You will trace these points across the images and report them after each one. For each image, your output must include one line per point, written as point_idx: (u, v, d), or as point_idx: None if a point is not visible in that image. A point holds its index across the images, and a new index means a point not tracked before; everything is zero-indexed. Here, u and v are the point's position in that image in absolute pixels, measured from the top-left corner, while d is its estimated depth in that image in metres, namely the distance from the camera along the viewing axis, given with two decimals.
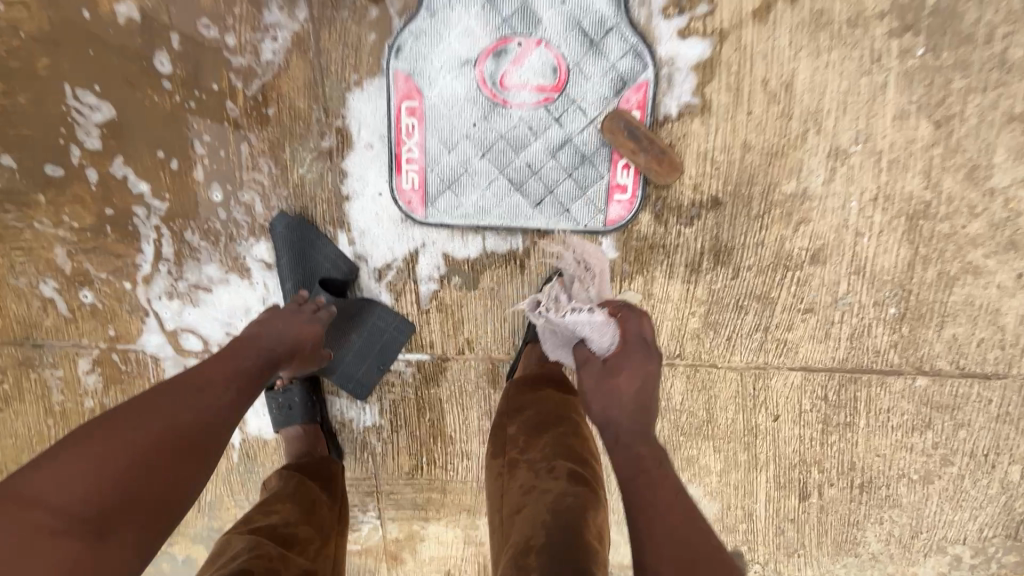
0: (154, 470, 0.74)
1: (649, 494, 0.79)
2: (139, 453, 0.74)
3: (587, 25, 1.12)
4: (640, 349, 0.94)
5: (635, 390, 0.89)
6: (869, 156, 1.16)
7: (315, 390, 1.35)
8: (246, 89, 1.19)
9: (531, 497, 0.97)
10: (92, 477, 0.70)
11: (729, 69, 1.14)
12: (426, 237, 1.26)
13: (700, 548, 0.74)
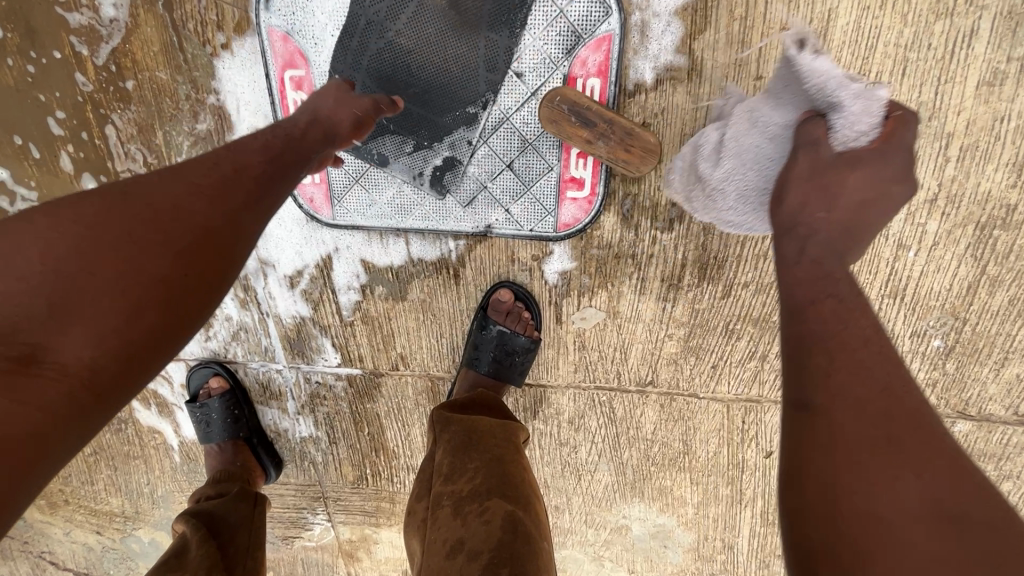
0: (139, 266, 0.52)
1: (846, 387, 0.47)
2: (143, 275, 0.52)
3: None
4: (906, 149, 0.61)
5: (859, 198, 0.58)
6: (932, 140, 0.82)
7: (239, 405, 1.21)
8: (94, 57, 0.93)
9: (456, 566, 0.69)
10: (57, 274, 0.49)
11: (732, 13, 0.78)
12: (338, 241, 1.03)
13: (945, 474, 0.43)
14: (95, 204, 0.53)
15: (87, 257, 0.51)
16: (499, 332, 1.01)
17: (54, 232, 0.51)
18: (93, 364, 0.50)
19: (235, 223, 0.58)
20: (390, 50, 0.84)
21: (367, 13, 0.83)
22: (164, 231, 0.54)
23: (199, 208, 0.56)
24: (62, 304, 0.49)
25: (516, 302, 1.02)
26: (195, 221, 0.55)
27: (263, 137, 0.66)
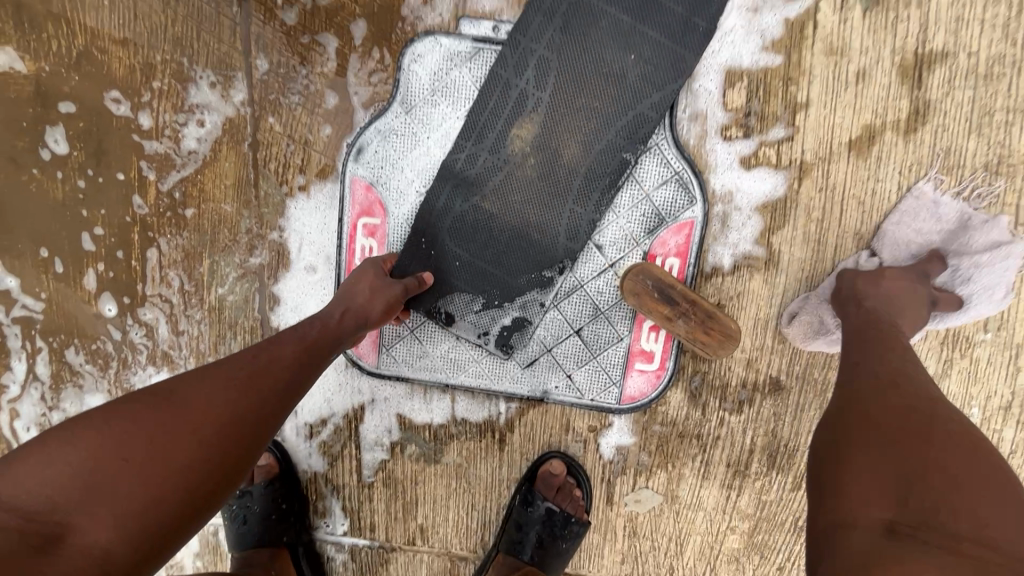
0: (169, 455, 0.55)
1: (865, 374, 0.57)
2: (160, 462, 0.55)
3: (618, 139, 0.81)
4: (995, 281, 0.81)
5: (897, 287, 0.72)
6: (1002, 349, 0.82)
7: (289, 498, 0.96)
8: (159, 182, 0.90)
9: None
10: (95, 469, 0.53)
11: (813, 216, 0.82)
12: (376, 391, 0.94)
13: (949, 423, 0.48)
14: (135, 404, 0.57)
15: (122, 450, 0.54)
16: (546, 509, 0.90)
17: (103, 428, 0.55)
18: (106, 549, 0.51)
19: (266, 405, 0.62)
20: (473, 212, 0.84)
21: (455, 176, 0.84)
22: (197, 422, 0.57)
23: (235, 398, 0.60)
24: (95, 489, 0.52)
25: (567, 477, 0.92)
26: (225, 414, 0.59)
27: (307, 327, 0.71)
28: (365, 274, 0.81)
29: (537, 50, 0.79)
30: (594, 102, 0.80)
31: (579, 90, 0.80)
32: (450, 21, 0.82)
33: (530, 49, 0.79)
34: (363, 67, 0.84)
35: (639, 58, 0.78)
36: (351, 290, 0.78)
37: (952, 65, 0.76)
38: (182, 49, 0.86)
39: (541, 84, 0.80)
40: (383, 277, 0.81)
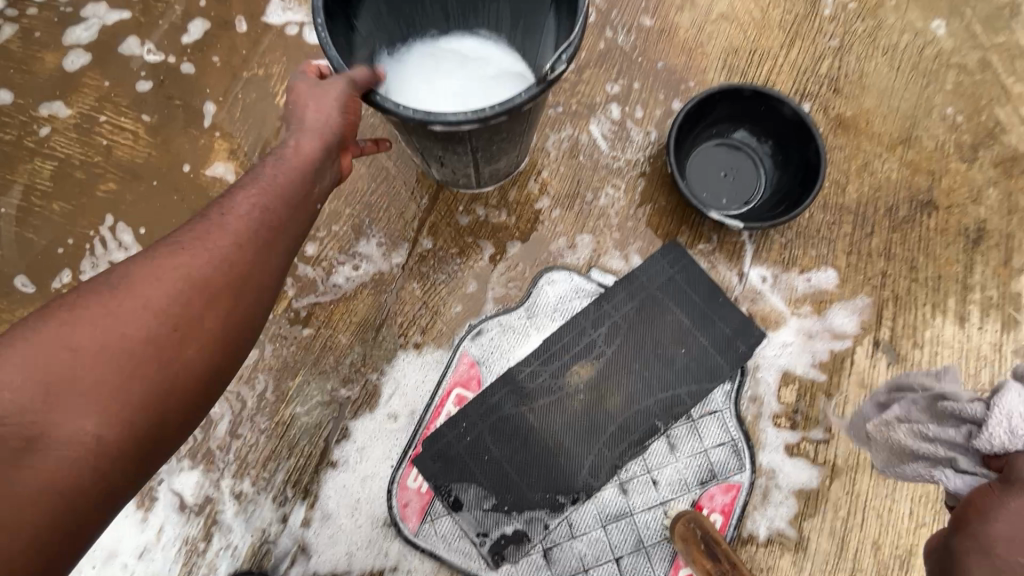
0: (161, 358, 0.57)
1: None
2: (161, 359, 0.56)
3: (687, 398, 0.97)
4: None
5: None
6: None
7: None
8: (294, 298, 1.02)
9: None
10: (50, 363, 0.52)
11: (838, 515, 0.94)
12: (402, 559, 0.92)
13: None
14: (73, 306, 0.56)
15: (73, 342, 0.54)
16: None
17: (80, 327, 0.55)
18: (99, 437, 0.52)
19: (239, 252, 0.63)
20: (553, 419, 0.95)
21: (547, 383, 0.97)
22: (152, 295, 0.58)
23: (200, 254, 0.61)
24: (57, 382, 0.52)
25: None
26: (168, 294, 0.58)
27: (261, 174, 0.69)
28: (301, 152, 0.69)
29: (638, 312, 1.00)
30: (673, 364, 0.98)
31: (664, 351, 0.98)
32: (582, 264, 1.04)
33: (634, 308, 1.00)
34: (504, 273, 1.03)
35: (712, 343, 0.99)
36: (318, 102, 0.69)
37: None
38: (367, 210, 1.06)
39: (635, 337, 0.99)
40: (323, 127, 0.70)
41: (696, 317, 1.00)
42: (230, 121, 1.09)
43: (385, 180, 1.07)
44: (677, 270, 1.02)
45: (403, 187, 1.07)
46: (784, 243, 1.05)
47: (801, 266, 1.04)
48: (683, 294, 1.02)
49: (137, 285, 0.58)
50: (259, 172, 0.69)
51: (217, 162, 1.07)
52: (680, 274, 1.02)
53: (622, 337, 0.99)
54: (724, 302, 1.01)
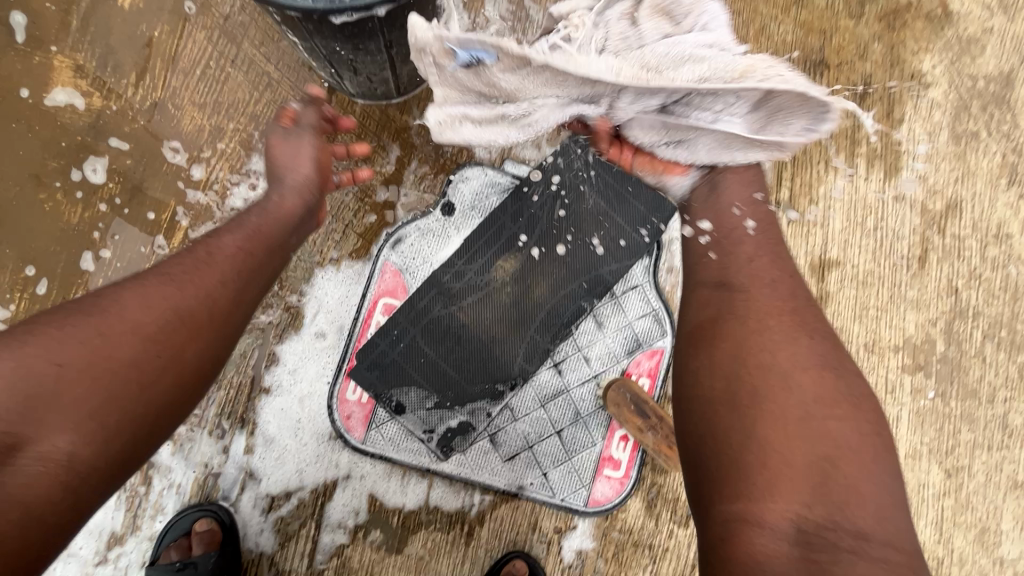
0: (121, 400, 0.53)
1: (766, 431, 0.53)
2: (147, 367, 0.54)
3: (609, 277, 0.99)
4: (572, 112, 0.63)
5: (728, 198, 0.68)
6: None
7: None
8: (190, 227, 0.94)
9: None
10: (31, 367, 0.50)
11: None
12: (353, 467, 0.94)
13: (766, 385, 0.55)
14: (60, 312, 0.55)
15: (40, 356, 0.51)
16: None
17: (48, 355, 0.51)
18: (73, 453, 0.50)
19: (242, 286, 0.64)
20: (484, 313, 0.95)
21: (474, 281, 0.96)
22: (120, 309, 0.56)
23: (172, 282, 0.60)
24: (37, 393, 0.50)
25: None
26: (159, 319, 0.56)
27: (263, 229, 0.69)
28: (284, 205, 0.73)
29: (552, 201, 0.99)
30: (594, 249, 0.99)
31: (583, 237, 0.99)
32: (494, 156, 1.02)
33: (549, 197, 0.99)
34: (417, 171, 0.99)
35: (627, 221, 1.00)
36: (297, 165, 0.75)
37: (844, 269, 1.07)
38: (255, 122, 0.96)
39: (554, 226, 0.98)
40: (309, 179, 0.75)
41: (610, 196, 0.99)
42: (64, 31, 0.93)
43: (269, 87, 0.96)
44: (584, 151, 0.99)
45: (291, 95, 0.96)
46: None
47: None
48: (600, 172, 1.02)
49: (116, 302, 0.56)
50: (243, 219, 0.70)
51: (63, 84, 0.93)
52: (588, 156, 0.98)
53: (542, 227, 0.98)
54: (632, 180, 0.99)
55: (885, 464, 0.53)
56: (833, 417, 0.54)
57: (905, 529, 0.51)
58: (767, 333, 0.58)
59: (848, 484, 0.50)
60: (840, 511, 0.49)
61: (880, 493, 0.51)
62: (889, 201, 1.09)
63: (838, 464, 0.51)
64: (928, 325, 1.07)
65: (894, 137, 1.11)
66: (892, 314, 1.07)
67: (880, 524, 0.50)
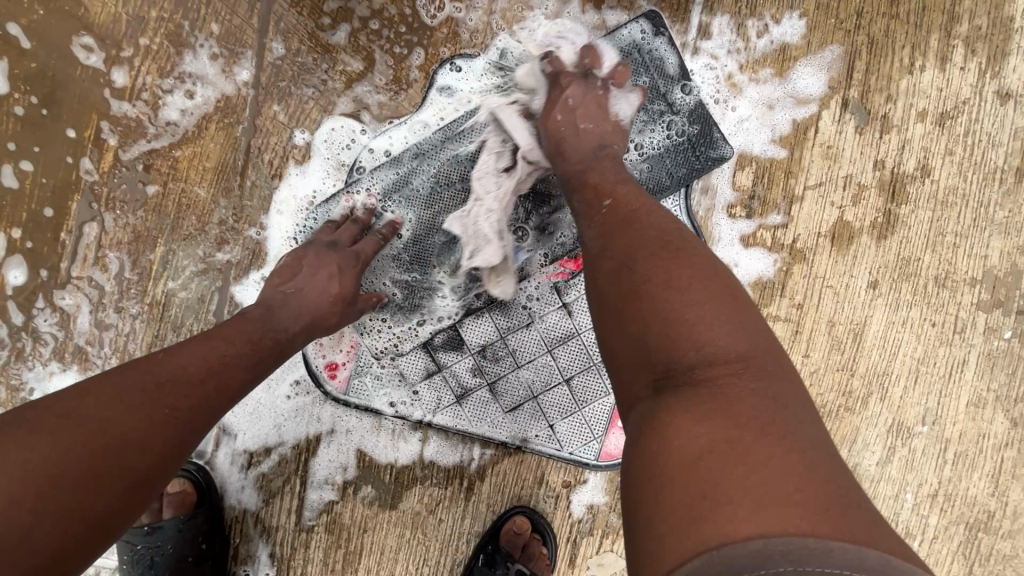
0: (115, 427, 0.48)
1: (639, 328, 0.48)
2: (142, 399, 0.51)
3: None
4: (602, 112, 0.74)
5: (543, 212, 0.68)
6: (935, 442, 0.91)
7: (210, 538, 0.82)
8: (120, 146, 0.77)
9: None
10: (11, 487, 0.42)
11: (797, 298, 0.88)
12: (337, 421, 0.84)
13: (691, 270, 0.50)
14: (49, 417, 0.47)
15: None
16: (515, 571, 0.85)
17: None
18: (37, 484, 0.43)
19: (229, 374, 0.58)
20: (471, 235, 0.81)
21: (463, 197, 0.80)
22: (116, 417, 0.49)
23: (202, 388, 0.55)
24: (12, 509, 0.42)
25: (532, 534, 0.87)
26: (185, 364, 0.55)
27: (250, 318, 0.64)
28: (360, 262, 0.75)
29: None
30: None
31: None
32: (488, 45, 0.81)
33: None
34: (390, 68, 0.79)
35: (649, 131, 0.82)
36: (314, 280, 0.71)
37: (921, 184, 0.87)
38: (185, 7, 0.76)
39: None
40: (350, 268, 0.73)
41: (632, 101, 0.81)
42: None
43: None
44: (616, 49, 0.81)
45: None
46: None
47: (759, 16, 0.83)
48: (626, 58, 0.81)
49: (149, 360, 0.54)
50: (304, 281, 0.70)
51: None
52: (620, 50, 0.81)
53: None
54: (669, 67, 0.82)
55: (699, 278, 0.50)
56: (633, 265, 0.52)
57: (745, 330, 0.47)
58: (683, 263, 0.51)
59: (663, 312, 0.47)
60: (661, 352, 0.46)
61: (689, 310, 0.47)
62: (989, 97, 0.86)
63: (648, 304, 0.48)
64: (1016, 252, 0.89)
65: (1005, 11, 0.86)
66: (973, 238, 0.88)
67: (712, 337, 0.46)
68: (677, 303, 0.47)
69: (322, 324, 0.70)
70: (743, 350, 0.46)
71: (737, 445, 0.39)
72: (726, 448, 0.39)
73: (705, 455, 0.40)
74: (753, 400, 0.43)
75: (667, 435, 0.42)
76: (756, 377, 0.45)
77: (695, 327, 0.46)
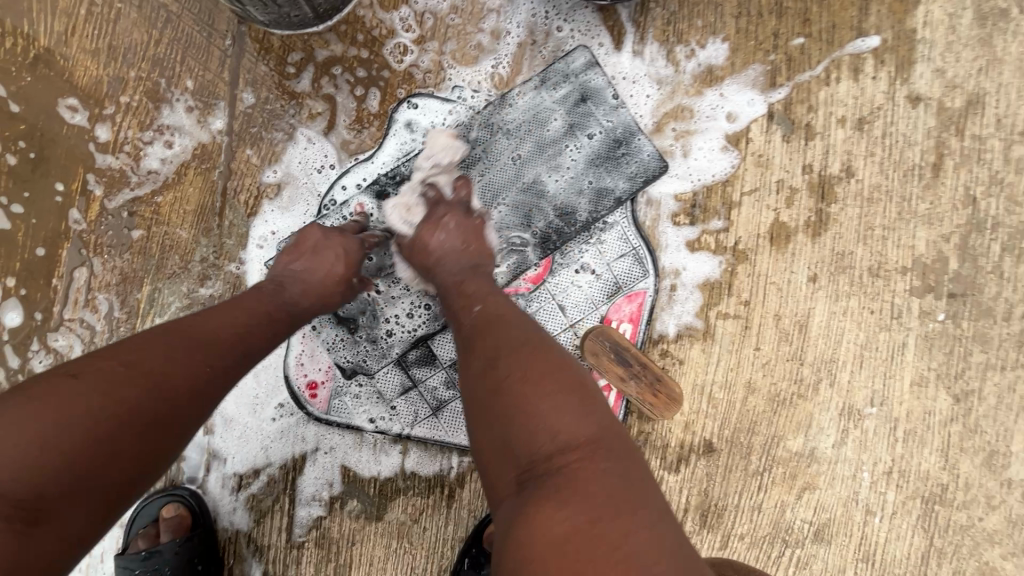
0: (178, 376, 0.54)
1: (523, 401, 0.53)
2: (195, 356, 0.57)
3: (585, 200, 0.90)
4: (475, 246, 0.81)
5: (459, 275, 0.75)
6: (884, 422, 0.98)
7: (206, 559, 0.86)
8: (105, 195, 0.84)
9: None
10: (96, 420, 0.48)
11: (744, 296, 0.95)
12: (321, 440, 0.89)
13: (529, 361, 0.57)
14: (116, 366, 0.52)
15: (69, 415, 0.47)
16: None
17: (72, 395, 0.48)
18: (116, 416, 0.49)
19: (252, 341, 0.63)
20: None
21: None
22: (176, 374, 0.54)
23: (233, 351, 0.61)
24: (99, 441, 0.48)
25: None
26: (221, 329, 0.62)
27: (267, 293, 0.71)
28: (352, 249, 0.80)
29: (525, 111, 0.89)
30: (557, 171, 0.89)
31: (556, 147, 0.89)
32: (441, 82, 0.89)
33: (512, 120, 0.89)
34: (353, 109, 0.87)
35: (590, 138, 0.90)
36: (317, 261, 0.77)
37: (848, 183, 0.95)
38: (160, 66, 0.83)
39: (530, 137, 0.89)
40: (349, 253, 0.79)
41: (575, 112, 0.89)
42: None
43: (169, 24, 0.83)
44: (559, 69, 0.89)
45: (197, 31, 0.84)
46: (666, 17, 0.92)
47: (685, 43, 0.92)
48: (564, 76, 0.90)
49: (185, 326, 0.60)
50: (296, 265, 0.76)
51: None
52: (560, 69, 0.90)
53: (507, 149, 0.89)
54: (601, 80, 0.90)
55: (550, 372, 0.56)
56: (498, 366, 0.58)
57: (582, 418, 0.53)
58: (544, 356, 0.58)
59: (524, 413, 0.53)
60: (521, 447, 0.52)
61: (560, 407, 0.53)
62: (901, 102, 0.95)
63: (514, 401, 0.54)
64: (941, 240, 0.96)
65: (908, 24, 0.94)
66: (900, 230, 0.96)
67: (565, 428, 0.52)
68: (543, 409, 0.53)
69: (325, 307, 0.76)
70: (591, 433, 0.52)
71: (599, 526, 0.44)
72: (587, 527, 0.44)
73: (572, 536, 0.44)
74: (608, 472, 0.50)
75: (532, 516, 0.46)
76: (602, 457, 0.50)
77: (536, 433, 0.52)
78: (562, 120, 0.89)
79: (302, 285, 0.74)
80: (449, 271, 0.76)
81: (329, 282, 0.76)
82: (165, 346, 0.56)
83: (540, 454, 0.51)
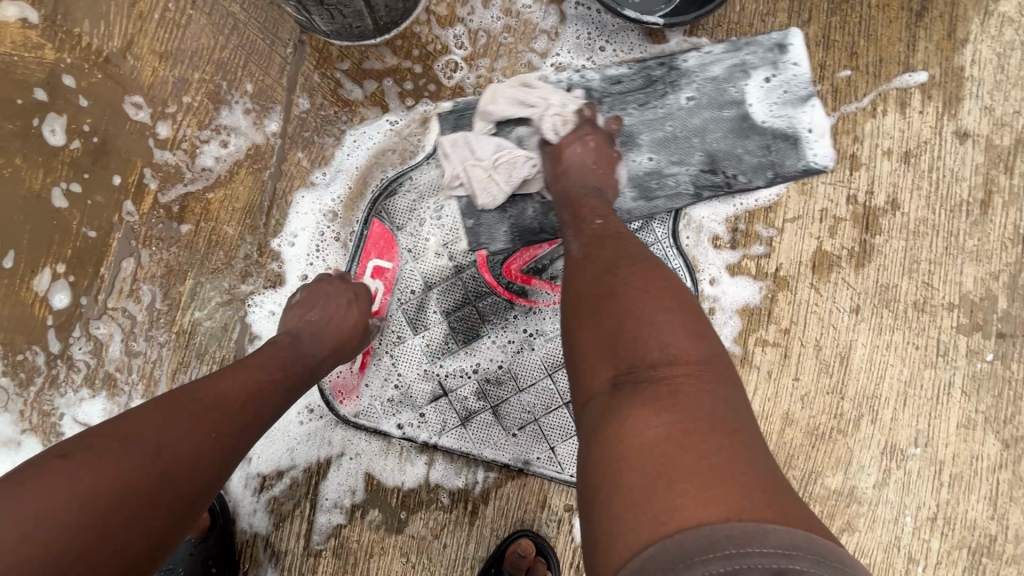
0: (167, 456, 0.51)
1: (616, 311, 0.53)
2: (190, 427, 0.54)
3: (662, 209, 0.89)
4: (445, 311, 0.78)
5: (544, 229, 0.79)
6: (929, 464, 0.93)
7: (220, 561, 0.85)
8: (159, 188, 0.86)
9: None
10: (76, 512, 0.46)
11: (784, 324, 0.93)
12: (347, 445, 0.88)
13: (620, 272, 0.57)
14: (109, 446, 0.50)
15: (65, 503, 0.46)
16: None
17: (53, 484, 0.47)
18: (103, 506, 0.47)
19: (265, 402, 0.62)
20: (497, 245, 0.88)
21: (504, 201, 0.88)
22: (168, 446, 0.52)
23: (240, 415, 0.58)
24: (82, 533, 0.46)
25: (537, 557, 0.88)
26: (227, 392, 0.59)
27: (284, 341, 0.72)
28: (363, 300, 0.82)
29: (670, 105, 0.89)
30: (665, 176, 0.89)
31: (674, 149, 0.89)
32: None
33: (656, 109, 0.89)
34: (403, 119, 0.89)
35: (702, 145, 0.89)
36: (330, 308, 0.78)
37: (894, 215, 0.94)
38: (223, 69, 0.87)
39: (662, 132, 0.88)
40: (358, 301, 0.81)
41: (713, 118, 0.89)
42: None
43: (235, 30, 0.87)
44: (716, 76, 0.89)
45: (260, 38, 0.87)
46: (714, 45, 0.93)
47: None
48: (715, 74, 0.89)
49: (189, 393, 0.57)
50: (313, 316, 0.77)
51: (11, 34, 0.85)
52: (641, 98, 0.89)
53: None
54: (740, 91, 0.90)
55: (654, 282, 0.55)
56: (615, 269, 0.58)
57: (699, 341, 0.51)
58: (641, 267, 0.57)
59: (632, 313, 0.52)
60: (627, 347, 0.51)
61: (657, 310, 0.52)
62: (948, 137, 0.94)
63: (621, 308, 0.53)
64: (990, 277, 0.94)
65: (956, 61, 0.95)
66: (947, 265, 0.94)
67: (666, 337, 0.51)
68: (648, 310, 0.52)
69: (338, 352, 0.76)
70: (702, 354, 0.51)
71: (667, 443, 0.44)
72: (681, 435, 0.44)
73: (652, 449, 0.44)
74: (706, 392, 0.48)
75: (617, 424, 0.47)
76: (704, 379, 0.49)
77: (639, 333, 0.51)
78: (700, 121, 0.89)
79: (315, 332, 0.74)
80: (574, 183, 0.77)
81: (342, 327, 0.77)
82: (164, 418, 0.54)
83: (646, 361, 0.50)
